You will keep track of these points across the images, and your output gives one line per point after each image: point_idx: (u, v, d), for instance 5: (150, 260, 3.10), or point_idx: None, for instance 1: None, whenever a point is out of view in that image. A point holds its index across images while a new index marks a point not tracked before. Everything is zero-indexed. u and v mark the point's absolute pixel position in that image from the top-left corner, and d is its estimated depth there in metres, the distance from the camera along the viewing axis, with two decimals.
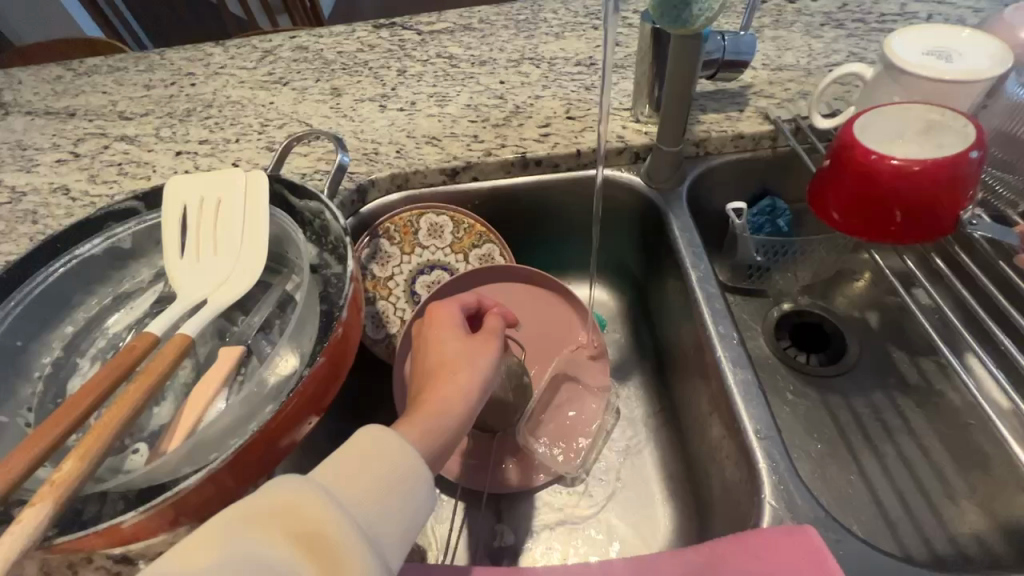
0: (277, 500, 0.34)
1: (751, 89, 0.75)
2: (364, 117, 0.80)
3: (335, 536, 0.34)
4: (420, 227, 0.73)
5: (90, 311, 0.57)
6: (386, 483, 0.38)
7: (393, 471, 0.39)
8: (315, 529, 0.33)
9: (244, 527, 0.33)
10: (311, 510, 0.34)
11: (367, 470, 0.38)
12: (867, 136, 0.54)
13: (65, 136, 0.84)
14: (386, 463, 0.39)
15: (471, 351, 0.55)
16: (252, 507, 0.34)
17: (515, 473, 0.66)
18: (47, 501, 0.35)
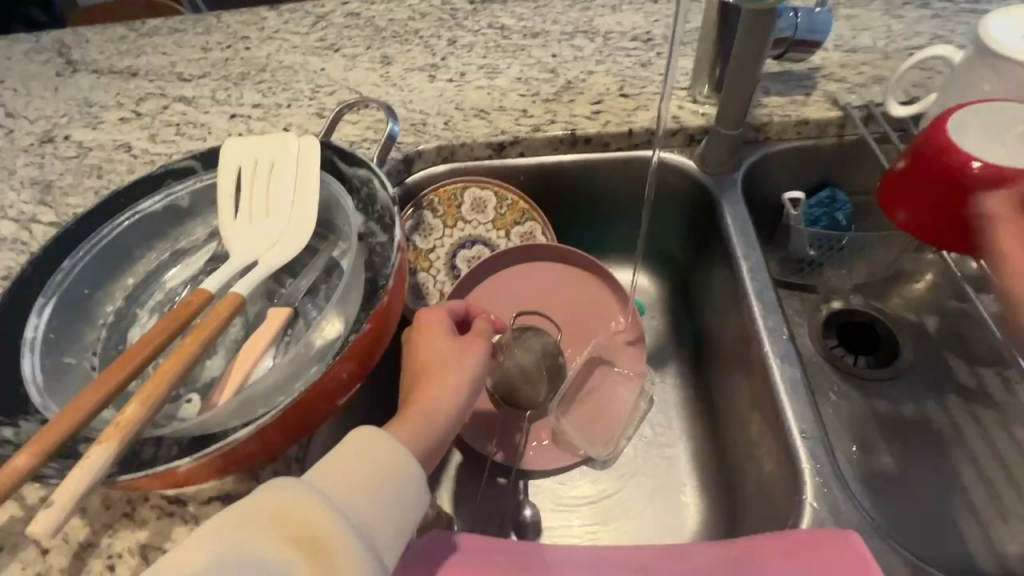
0: (272, 498, 0.35)
1: (820, 72, 0.71)
2: (413, 86, 0.80)
3: (329, 535, 0.34)
4: (464, 200, 0.72)
5: (149, 265, 0.59)
6: (382, 483, 0.39)
7: (387, 471, 0.40)
8: (310, 527, 0.34)
9: (239, 527, 0.34)
10: (304, 509, 0.35)
11: (362, 470, 0.39)
12: (966, 137, 0.49)
13: (128, 96, 0.87)
14: (383, 460, 0.40)
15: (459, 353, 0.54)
16: (246, 510, 0.35)
17: (544, 451, 0.67)
18: (113, 442, 0.37)
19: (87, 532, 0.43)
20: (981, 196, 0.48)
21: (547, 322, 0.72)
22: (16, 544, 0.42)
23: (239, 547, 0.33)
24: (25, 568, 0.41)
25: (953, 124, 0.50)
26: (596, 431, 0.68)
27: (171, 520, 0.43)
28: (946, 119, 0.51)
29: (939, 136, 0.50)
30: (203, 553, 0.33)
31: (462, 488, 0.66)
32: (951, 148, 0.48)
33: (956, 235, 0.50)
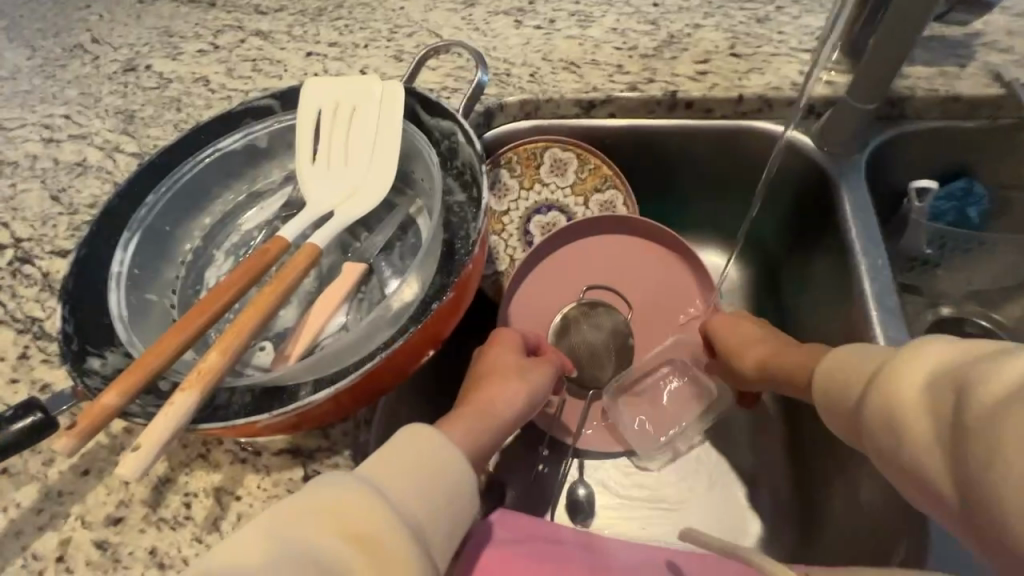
0: (318, 494, 0.35)
1: (980, 40, 0.61)
2: (498, 32, 0.74)
3: (383, 539, 0.33)
4: (544, 161, 0.68)
5: (227, 206, 0.58)
6: (432, 480, 0.38)
7: (436, 469, 0.39)
8: (358, 525, 0.33)
9: (296, 526, 0.33)
10: (360, 509, 0.34)
11: (409, 467, 0.38)
12: None
13: (206, 27, 0.85)
14: (436, 458, 0.39)
15: (523, 370, 0.53)
16: (300, 507, 0.34)
17: (604, 433, 0.64)
18: (195, 389, 0.37)
19: (167, 467, 0.43)
20: None
21: (619, 300, 0.67)
22: (103, 471, 0.44)
23: (287, 544, 0.32)
24: (109, 493, 0.43)
25: None
26: (666, 417, 0.64)
27: (243, 467, 0.44)
28: None
29: None
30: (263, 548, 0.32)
31: (516, 460, 0.64)
32: None
33: None
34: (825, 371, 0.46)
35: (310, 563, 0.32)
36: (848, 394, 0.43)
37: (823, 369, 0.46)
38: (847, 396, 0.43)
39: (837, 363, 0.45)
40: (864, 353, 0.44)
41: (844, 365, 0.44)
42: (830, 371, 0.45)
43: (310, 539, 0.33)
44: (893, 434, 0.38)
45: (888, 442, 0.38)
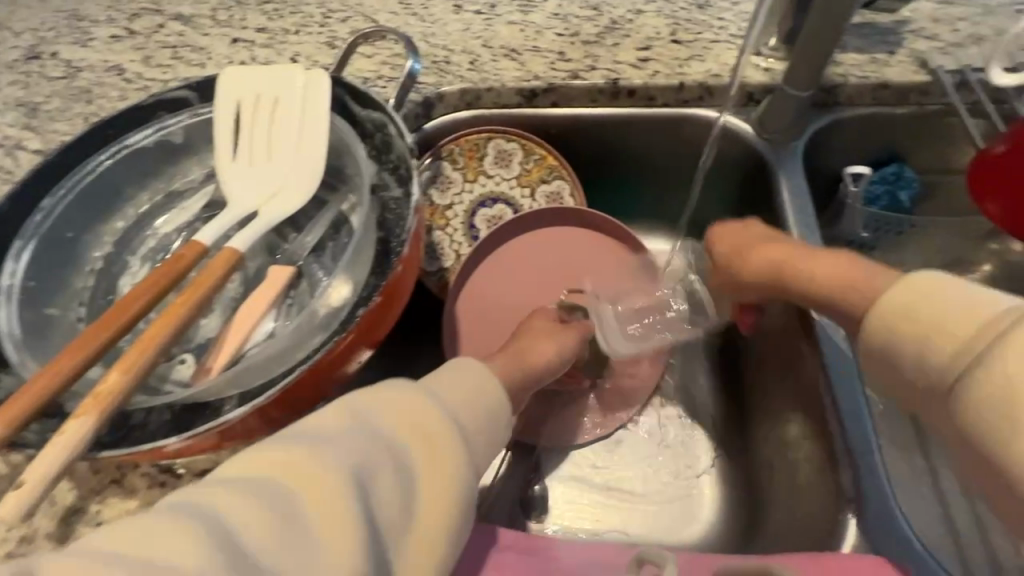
0: (389, 394, 0.39)
1: (908, 27, 0.62)
2: (436, 17, 0.71)
3: (441, 440, 0.37)
4: (488, 152, 0.66)
5: (141, 208, 0.53)
6: (481, 403, 0.42)
7: (489, 398, 0.42)
8: (421, 425, 0.38)
9: (371, 408, 0.38)
10: (423, 412, 0.38)
11: (466, 393, 0.41)
12: None
13: (120, 10, 0.78)
14: (486, 395, 0.42)
15: (553, 330, 0.57)
16: (375, 395, 0.38)
17: (556, 428, 0.63)
18: (92, 414, 0.34)
19: (74, 497, 0.40)
20: None
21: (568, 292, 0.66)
22: None
23: (363, 425, 0.36)
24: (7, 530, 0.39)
25: None
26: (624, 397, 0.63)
27: (162, 491, 0.41)
28: None
29: None
30: (342, 417, 0.37)
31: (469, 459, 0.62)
32: None
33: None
34: (894, 316, 0.39)
35: (381, 437, 0.36)
36: (931, 350, 0.37)
37: (897, 310, 0.39)
38: (929, 350, 0.38)
39: (922, 304, 0.39)
40: (956, 293, 0.38)
41: (930, 313, 0.38)
42: (909, 313, 0.39)
43: (385, 426, 0.37)
44: (1000, 420, 0.34)
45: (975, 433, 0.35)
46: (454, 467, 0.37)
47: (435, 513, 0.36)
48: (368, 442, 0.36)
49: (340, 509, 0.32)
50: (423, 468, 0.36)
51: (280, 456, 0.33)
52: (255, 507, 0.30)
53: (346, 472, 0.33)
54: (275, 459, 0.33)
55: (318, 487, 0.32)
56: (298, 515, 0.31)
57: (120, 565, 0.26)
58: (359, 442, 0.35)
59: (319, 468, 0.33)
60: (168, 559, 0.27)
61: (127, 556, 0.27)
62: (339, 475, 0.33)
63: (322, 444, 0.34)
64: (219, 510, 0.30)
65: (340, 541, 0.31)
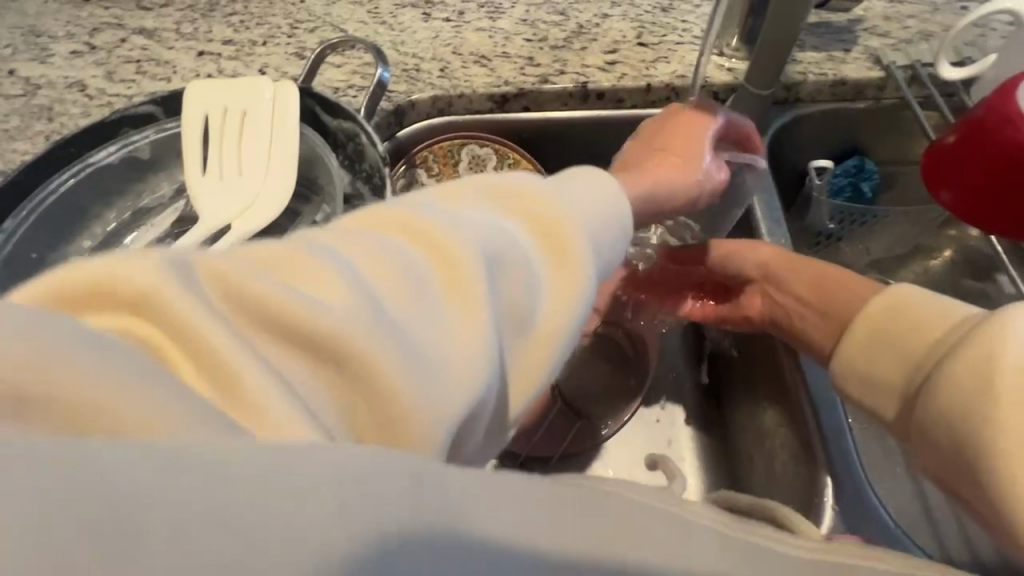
0: (513, 184, 0.31)
1: (862, 25, 0.64)
2: (405, 25, 0.71)
3: (565, 233, 0.30)
4: (461, 158, 0.65)
5: (109, 226, 0.52)
6: (611, 209, 0.33)
7: (620, 205, 0.34)
8: (550, 219, 0.30)
9: (484, 195, 0.31)
10: (544, 201, 0.31)
11: (599, 198, 0.33)
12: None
13: (81, 25, 0.77)
14: (606, 208, 0.33)
15: (694, 153, 0.51)
16: (486, 185, 0.31)
17: (554, 435, 0.59)
18: None
19: None
20: None
21: None
22: None
23: (485, 209, 0.29)
24: None
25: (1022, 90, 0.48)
26: (616, 387, 0.62)
27: None
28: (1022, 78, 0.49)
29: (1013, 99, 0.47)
30: (456, 200, 0.30)
31: None
32: (1016, 120, 0.46)
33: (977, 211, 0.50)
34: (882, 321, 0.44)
35: (498, 222, 0.29)
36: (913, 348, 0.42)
37: (884, 313, 0.44)
38: (909, 351, 0.42)
39: (910, 306, 0.43)
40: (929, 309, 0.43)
41: (917, 316, 0.43)
42: (893, 318, 0.44)
43: (506, 212, 0.30)
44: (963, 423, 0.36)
45: (934, 430, 0.38)
46: (587, 276, 0.30)
47: (551, 332, 0.29)
48: (486, 221, 0.28)
49: (465, 288, 0.25)
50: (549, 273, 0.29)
51: (403, 218, 0.27)
52: (376, 259, 0.24)
53: (472, 242, 0.26)
54: (397, 219, 0.27)
55: (446, 254, 0.26)
56: (419, 281, 0.25)
57: (242, 270, 0.21)
58: (483, 222, 0.28)
59: (449, 234, 0.26)
60: (278, 279, 0.22)
61: (242, 265, 0.22)
62: (466, 247, 0.26)
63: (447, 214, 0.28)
64: (335, 253, 0.24)
65: (463, 317, 0.25)
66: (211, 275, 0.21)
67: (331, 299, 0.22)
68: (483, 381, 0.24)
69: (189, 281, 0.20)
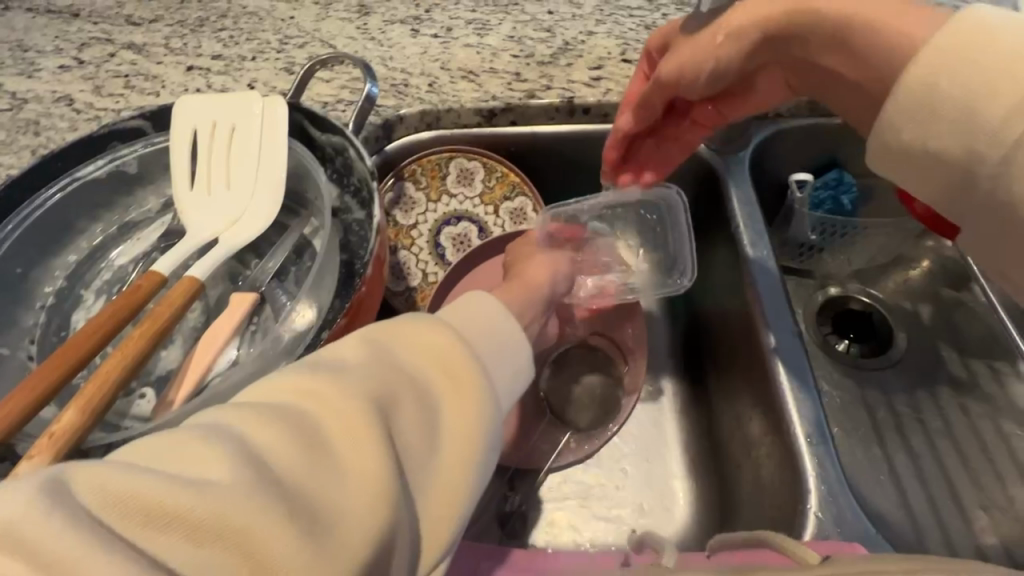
0: (402, 324, 0.35)
1: None
2: (394, 41, 0.72)
3: (462, 368, 0.34)
4: (449, 171, 0.67)
5: (95, 240, 0.52)
6: (501, 339, 0.38)
7: (501, 320, 0.39)
8: (443, 349, 0.34)
9: (391, 340, 0.34)
10: (442, 339, 0.34)
11: (485, 320, 0.38)
12: None
13: (68, 39, 0.77)
14: (497, 324, 0.39)
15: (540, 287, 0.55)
16: (390, 328, 0.35)
17: (543, 448, 0.60)
18: (45, 454, 0.33)
19: None
20: None
21: None
22: None
23: (380, 355, 0.33)
24: None
25: None
26: (607, 398, 0.62)
27: None
28: None
29: None
30: (356, 353, 0.33)
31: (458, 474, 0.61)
32: None
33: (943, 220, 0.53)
34: (932, 75, 0.34)
35: (397, 368, 0.32)
36: (974, 139, 0.33)
37: (942, 62, 0.33)
38: (975, 123, 0.33)
39: (977, 51, 0.32)
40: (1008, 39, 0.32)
41: (988, 62, 0.32)
42: (957, 63, 0.33)
43: (403, 354, 0.33)
44: None
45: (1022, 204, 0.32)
46: (481, 410, 0.33)
47: (455, 462, 0.31)
48: (384, 374, 0.32)
49: (366, 437, 0.28)
50: (446, 403, 0.32)
51: (290, 382, 0.30)
52: (272, 428, 0.27)
53: (365, 397, 0.30)
54: (288, 386, 0.30)
55: (338, 411, 0.29)
56: (317, 440, 0.27)
57: (118, 477, 0.23)
58: (376, 372, 0.32)
59: (339, 395, 0.29)
60: (169, 478, 0.24)
61: (131, 471, 0.23)
62: (354, 404, 0.29)
63: (339, 373, 0.31)
64: (233, 433, 0.27)
65: (360, 468, 0.27)
66: (91, 485, 0.22)
67: (229, 476, 0.25)
68: (388, 522, 0.27)
69: (72, 502, 0.22)
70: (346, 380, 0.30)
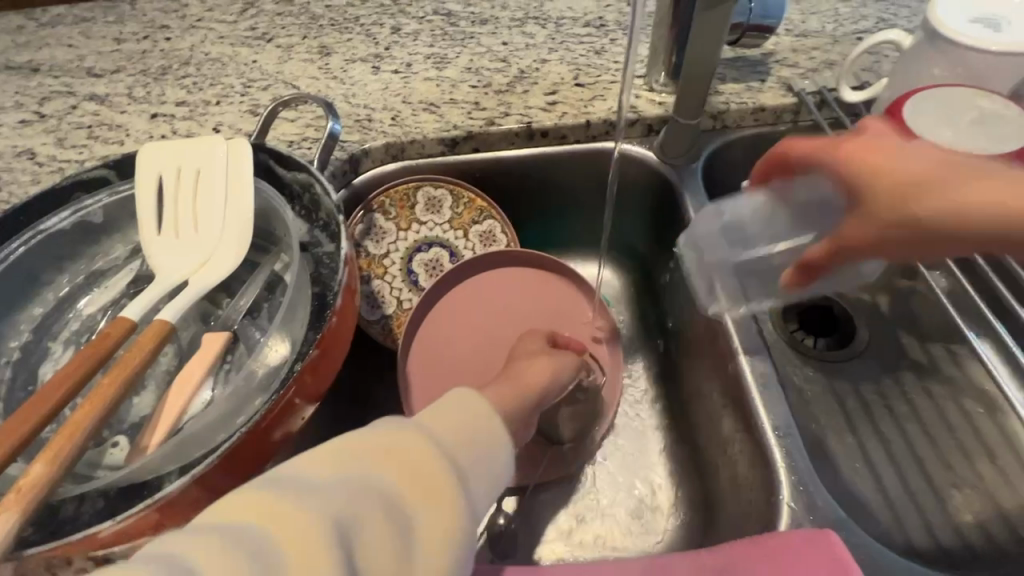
0: (380, 436, 0.35)
1: (773, 57, 0.70)
2: (356, 79, 0.74)
3: (436, 480, 0.35)
4: (417, 201, 0.69)
5: (62, 290, 0.52)
6: (481, 442, 0.39)
7: (482, 421, 0.40)
8: (419, 465, 0.35)
9: (364, 455, 0.34)
10: (418, 454, 0.35)
11: (469, 427, 0.39)
12: (925, 124, 0.45)
13: (28, 94, 0.77)
14: (476, 419, 0.40)
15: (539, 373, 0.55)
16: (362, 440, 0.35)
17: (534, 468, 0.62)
18: (13, 511, 0.32)
19: None
20: None
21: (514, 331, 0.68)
22: None
23: (353, 476, 0.33)
24: None
25: (908, 110, 0.47)
26: (589, 412, 0.63)
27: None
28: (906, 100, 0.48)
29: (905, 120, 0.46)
30: (330, 470, 0.33)
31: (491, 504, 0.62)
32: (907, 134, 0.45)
33: None
34: None
35: (370, 487, 0.33)
36: None
37: None
38: None
39: None
40: None
41: None
42: None
43: (377, 470, 0.34)
44: None
45: None
46: (451, 526, 0.34)
47: None
48: (358, 497, 0.32)
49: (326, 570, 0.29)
50: (420, 521, 0.33)
51: (257, 499, 0.31)
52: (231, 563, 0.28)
53: (334, 526, 0.30)
54: (258, 504, 0.31)
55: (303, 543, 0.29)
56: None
57: None
58: (348, 497, 0.32)
59: (307, 521, 0.30)
60: None
61: None
62: (321, 537, 0.30)
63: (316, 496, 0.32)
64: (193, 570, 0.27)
65: None
66: None
67: None
68: None
69: None
70: (320, 504, 0.31)
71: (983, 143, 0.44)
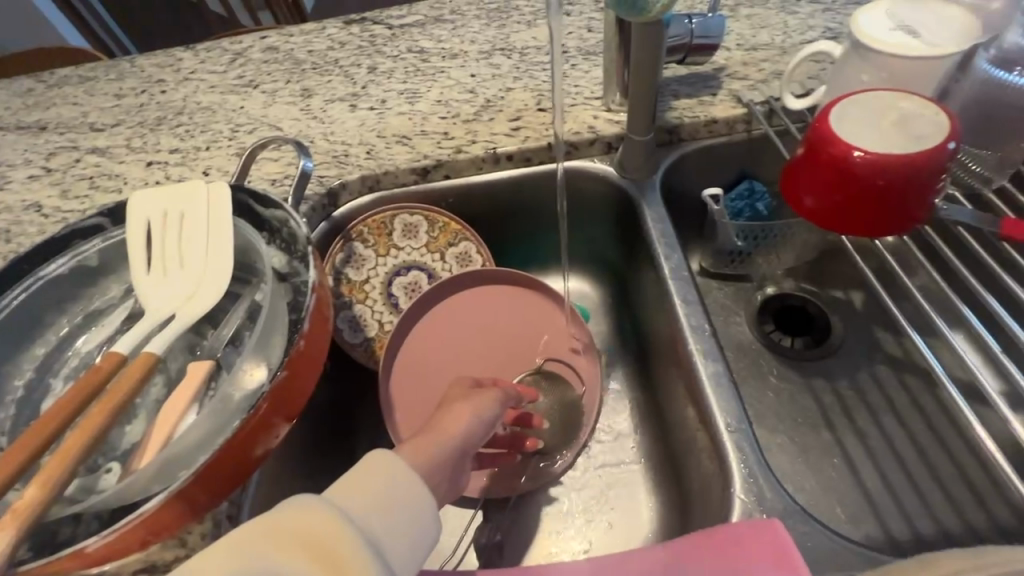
0: (283, 517, 0.36)
1: (725, 72, 0.74)
2: (335, 118, 0.79)
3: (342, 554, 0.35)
4: (395, 227, 0.73)
5: (62, 331, 0.56)
6: (393, 508, 0.39)
7: (394, 485, 0.40)
8: (321, 536, 0.35)
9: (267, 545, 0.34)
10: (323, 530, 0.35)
11: (378, 493, 0.40)
12: (849, 130, 0.49)
13: (37, 151, 0.84)
14: (388, 482, 0.40)
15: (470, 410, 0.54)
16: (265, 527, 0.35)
17: (513, 479, 0.64)
18: (8, 531, 0.36)
19: None
20: (867, 184, 0.48)
21: (483, 357, 0.70)
22: None
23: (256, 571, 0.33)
24: None
25: (835, 117, 0.51)
26: (569, 422, 0.66)
27: None
28: (832, 108, 0.52)
29: (830, 130, 0.50)
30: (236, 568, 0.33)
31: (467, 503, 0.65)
32: (833, 140, 0.49)
33: (851, 222, 0.51)
34: None
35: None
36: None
37: None
38: None
39: None
40: None
41: None
42: None
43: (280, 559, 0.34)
44: None
45: None
46: None
47: None
48: None
49: None
50: None
51: None
52: None
53: None
54: None
55: None
56: None
57: None
58: None
59: None
60: None
61: None
62: None
63: None
64: None
65: None
66: None
67: None
68: None
69: None
70: None
71: (906, 145, 0.47)
